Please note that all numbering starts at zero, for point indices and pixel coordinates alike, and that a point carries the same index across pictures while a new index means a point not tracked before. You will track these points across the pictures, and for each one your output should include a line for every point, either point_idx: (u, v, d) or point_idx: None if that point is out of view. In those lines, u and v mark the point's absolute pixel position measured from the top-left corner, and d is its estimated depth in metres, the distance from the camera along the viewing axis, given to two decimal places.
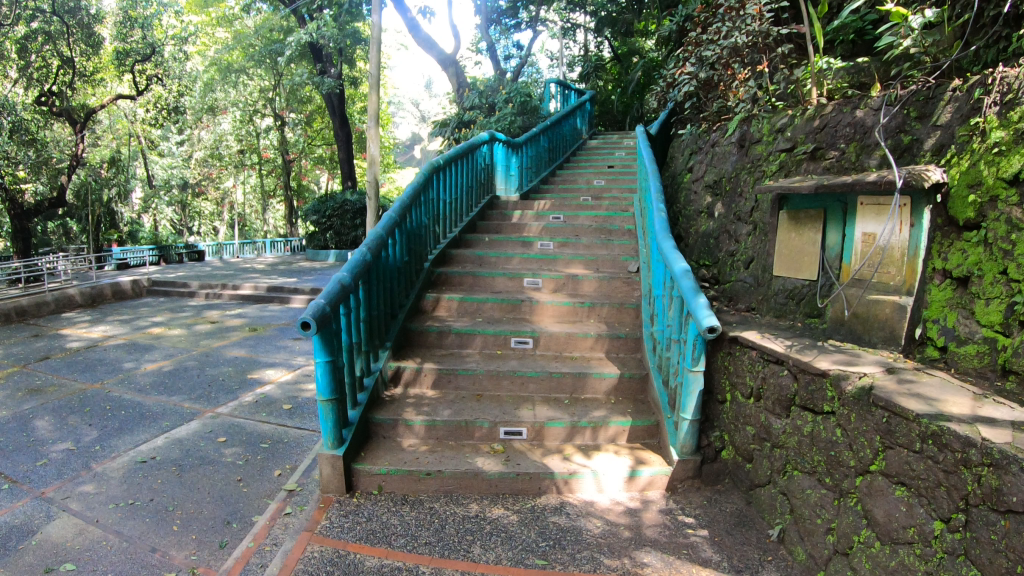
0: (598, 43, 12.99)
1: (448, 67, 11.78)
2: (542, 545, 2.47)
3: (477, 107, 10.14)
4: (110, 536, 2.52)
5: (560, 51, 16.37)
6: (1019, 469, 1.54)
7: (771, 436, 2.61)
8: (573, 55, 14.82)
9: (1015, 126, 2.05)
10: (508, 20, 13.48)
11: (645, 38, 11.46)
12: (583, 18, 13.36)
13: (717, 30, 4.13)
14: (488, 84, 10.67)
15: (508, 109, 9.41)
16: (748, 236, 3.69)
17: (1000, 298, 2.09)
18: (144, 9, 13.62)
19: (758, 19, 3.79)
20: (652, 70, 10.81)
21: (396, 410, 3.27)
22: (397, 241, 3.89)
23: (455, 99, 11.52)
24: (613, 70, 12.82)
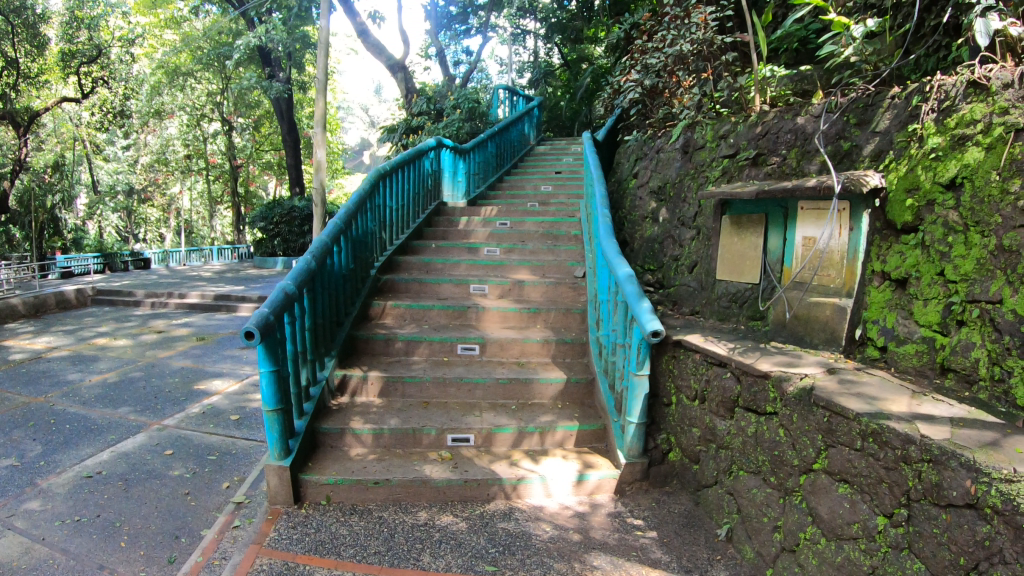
0: (548, 49, 13.05)
1: (397, 73, 11.62)
2: (491, 552, 2.45)
3: (424, 114, 10.07)
4: (57, 555, 2.41)
5: (509, 57, 16.41)
6: (957, 465, 1.59)
7: (716, 438, 2.65)
8: (522, 62, 14.88)
9: (952, 132, 2.13)
10: (458, 26, 13.46)
11: (594, 46, 11.57)
12: (534, 25, 13.41)
13: (662, 38, 4.19)
14: (436, 91, 10.60)
15: (456, 115, 9.39)
16: (692, 240, 3.75)
17: (938, 298, 2.17)
18: (90, 10, 13.27)
19: (702, 28, 3.84)
20: (600, 77, 10.92)
21: (343, 419, 3.22)
22: (343, 248, 3.83)
23: (405, 104, 11.45)
24: (562, 77, 12.89)
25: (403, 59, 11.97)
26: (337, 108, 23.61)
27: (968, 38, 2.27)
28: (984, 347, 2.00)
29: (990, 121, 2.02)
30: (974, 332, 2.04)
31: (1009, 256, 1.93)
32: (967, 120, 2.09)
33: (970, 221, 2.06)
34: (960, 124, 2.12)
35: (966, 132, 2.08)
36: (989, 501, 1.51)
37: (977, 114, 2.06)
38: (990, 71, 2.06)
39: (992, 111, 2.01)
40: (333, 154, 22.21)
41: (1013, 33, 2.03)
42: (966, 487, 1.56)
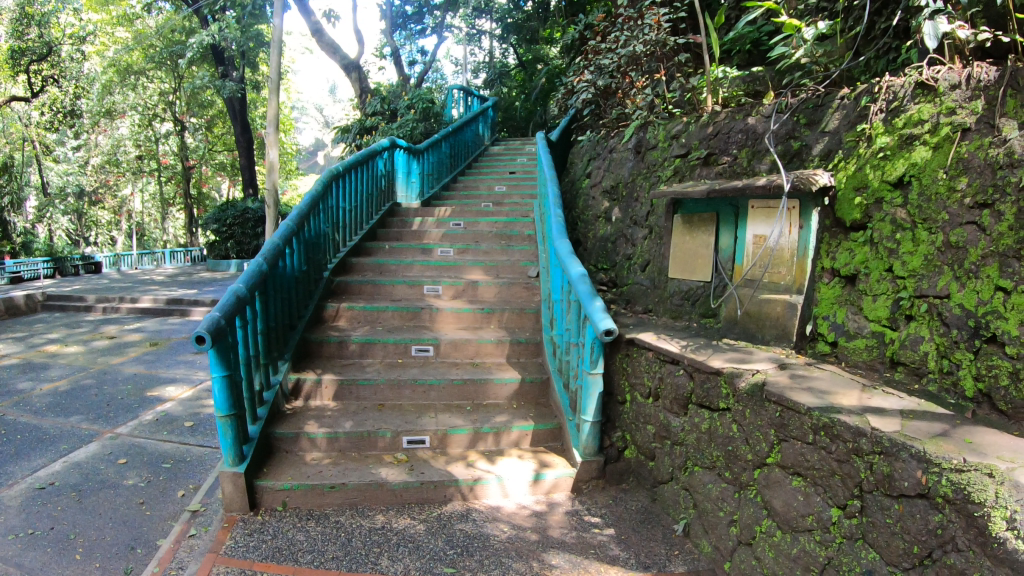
0: (504, 50, 13.08)
1: (352, 72, 11.52)
2: (449, 553, 2.44)
3: (379, 114, 9.99)
4: (9, 569, 2.32)
5: (464, 57, 16.39)
6: (908, 456, 1.63)
7: (670, 434, 2.68)
8: (478, 62, 14.88)
9: (900, 132, 2.20)
10: (413, 26, 13.40)
11: (549, 46, 11.63)
12: (490, 25, 13.42)
13: (616, 39, 4.23)
14: (391, 91, 10.53)
15: (410, 115, 9.35)
16: (644, 239, 3.79)
17: (887, 294, 2.23)
18: (41, 6, 13.02)
19: (656, 30, 3.90)
20: (554, 77, 10.96)
21: (298, 423, 3.17)
22: (295, 250, 3.78)
23: (360, 104, 11.35)
24: (517, 77, 12.91)
25: (357, 59, 11.85)
26: (292, 108, 23.31)
27: (916, 40, 2.34)
28: (932, 340, 2.06)
29: (937, 121, 2.09)
30: (922, 326, 2.10)
31: (957, 251, 2.00)
32: (915, 120, 2.16)
33: (918, 218, 2.13)
34: (908, 124, 2.18)
35: (914, 132, 2.15)
36: (940, 490, 1.55)
37: (925, 114, 2.13)
38: (937, 72, 2.11)
39: (939, 111, 2.08)
40: (287, 155, 21.90)
41: (960, 35, 2.09)
42: (917, 478, 1.60)
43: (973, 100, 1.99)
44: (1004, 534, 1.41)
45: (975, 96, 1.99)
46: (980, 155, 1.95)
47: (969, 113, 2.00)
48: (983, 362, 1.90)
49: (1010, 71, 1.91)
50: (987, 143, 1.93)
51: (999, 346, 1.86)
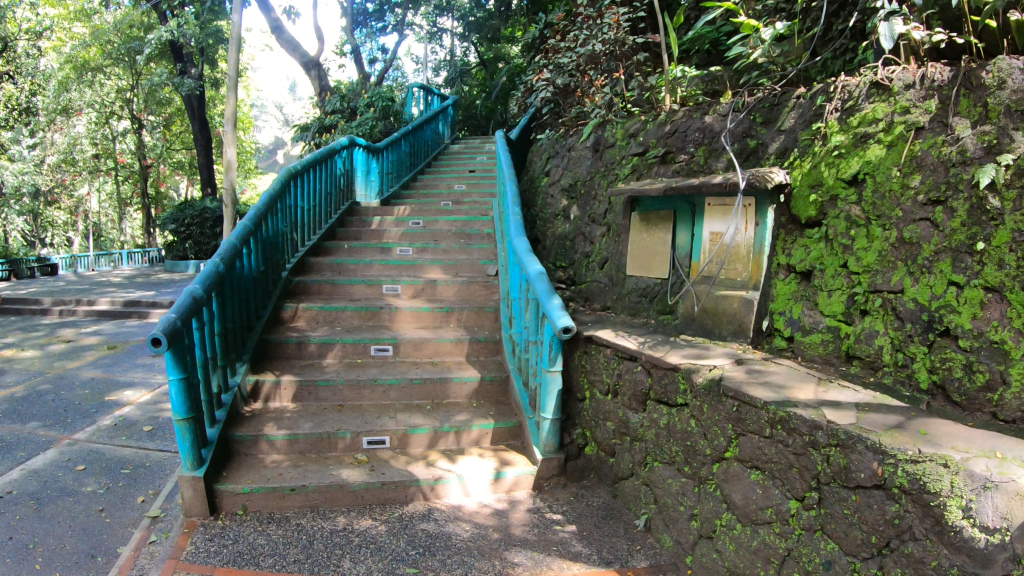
0: (465, 48, 13.06)
1: (312, 70, 11.40)
2: (411, 553, 2.43)
3: (338, 112, 9.90)
4: None
5: (425, 55, 16.32)
6: (864, 448, 1.67)
7: (629, 431, 2.70)
8: (439, 60, 14.82)
9: (855, 130, 2.25)
10: (374, 23, 13.30)
11: (510, 45, 11.63)
12: (451, 23, 13.38)
13: (575, 38, 4.26)
14: (351, 88, 10.44)
15: (370, 113, 9.28)
16: (602, 237, 3.81)
17: (842, 289, 2.28)
18: None
19: (615, 28, 3.95)
20: (514, 76, 10.96)
21: (257, 425, 3.12)
22: (253, 250, 3.72)
23: (319, 102, 11.23)
24: (478, 76, 12.89)
25: (318, 56, 11.72)
26: (251, 105, 22.98)
27: (872, 41, 2.39)
28: (887, 334, 2.11)
29: (891, 120, 2.14)
30: (877, 320, 2.15)
31: (910, 247, 2.06)
32: (869, 119, 2.21)
33: (872, 215, 2.18)
34: (862, 123, 2.23)
35: (868, 130, 2.20)
36: (896, 481, 1.58)
37: (879, 113, 2.18)
38: (892, 72, 2.17)
39: (893, 110, 2.13)
40: (247, 153, 21.56)
41: (915, 36, 2.14)
42: (873, 469, 1.64)
43: (927, 100, 2.05)
44: (961, 522, 1.46)
45: (928, 96, 2.04)
46: (933, 153, 2.00)
47: (922, 112, 2.05)
48: (937, 355, 1.95)
49: (964, 72, 1.96)
50: (940, 141, 1.98)
51: (952, 339, 1.92)
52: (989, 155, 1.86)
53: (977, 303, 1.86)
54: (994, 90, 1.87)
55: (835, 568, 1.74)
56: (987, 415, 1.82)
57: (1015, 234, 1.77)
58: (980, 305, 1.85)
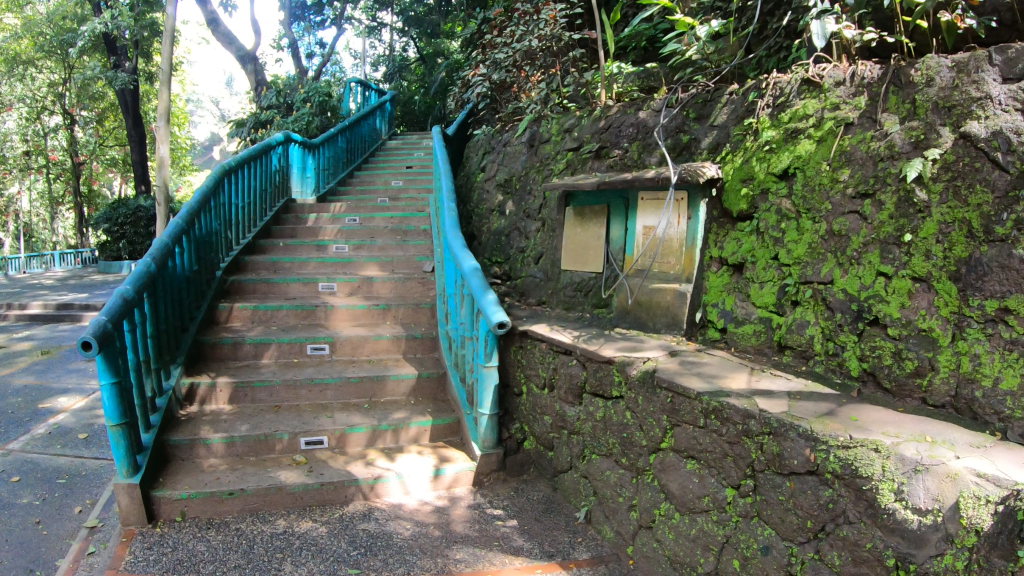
0: (405, 43, 12.96)
1: (248, 64, 11.15)
2: (353, 554, 2.41)
3: (275, 107, 9.72)
4: None
5: (364, 49, 16.11)
6: (796, 435, 1.71)
7: (567, 424, 2.73)
8: (377, 55, 14.66)
9: (785, 126, 2.31)
10: (312, 17, 13.07)
11: (449, 40, 11.56)
12: (390, 18, 13.25)
13: (511, 33, 4.29)
14: (288, 83, 10.26)
15: (307, 109, 9.12)
16: (537, 232, 3.82)
17: (773, 281, 2.34)
18: None
19: (551, 24, 3.98)
20: (453, 72, 10.90)
21: (193, 429, 3.04)
22: (185, 249, 3.62)
23: (256, 96, 10.99)
24: (417, 71, 12.79)
25: (254, 51, 11.46)
26: (186, 100, 22.34)
27: (805, 38, 2.44)
28: (818, 324, 2.17)
29: (821, 116, 2.20)
30: (808, 311, 2.21)
31: (839, 239, 2.12)
32: (800, 115, 2.27)
33: (802, 208, 2.24)
34: (793, 119, 2.29)
35: (799, 126, 2.26)
36: (829, 466, 1.63)
37: (810, 109, 2.24)
38: (823, 69, 2.24)
39: (824, 106, 2.20)
40: (183, 150, 20.99)
41: (847, 35, 2.19)
42: (805, 456, 1.69)
43: (857, 97, 2.11)
44: (893, 505, 1.51)
45: (858, 92, 2.11)
46: (862, 148, 2.07)
47: (852, 108, 2.12)
48: (867, 343, 2.01)
49: (893, 70, 2.03)
50: (869, 137, 2.05)
51: (881, 328, 1.99)
52: (916, 150, 1.93)
53: (905, 293, 1.93)
54: (923, 87, 1.94)
55: (772, 553, 1.79)
56: (917, 400, 1.88)
57: (943, 226, 1.85)
58: (908, 294, 1.92)
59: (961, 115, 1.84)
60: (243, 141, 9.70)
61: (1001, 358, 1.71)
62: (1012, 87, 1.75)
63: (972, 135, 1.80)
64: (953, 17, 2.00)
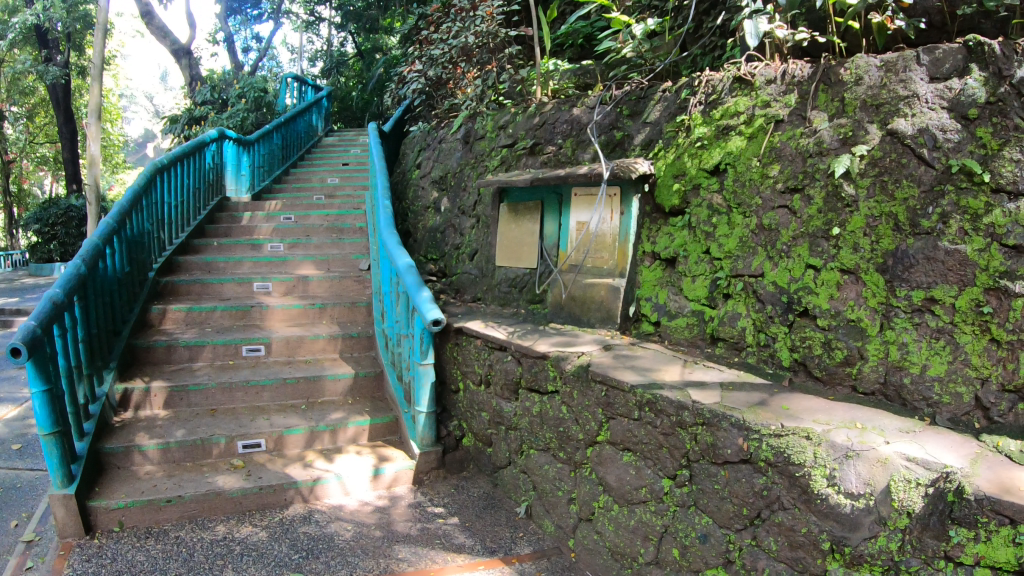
0: (344, 39, 12.81)
1: (183, 58, 10.88)
2: (294, 558, 2.37)
3: (210, 103, 9.51)
4: None
5: (301, 44, 15.85)
6: (729, 425, 1.75)
7: (504, 420, 2.74)
8: (315, 49, 14.43)
9: (717, 123, 2.36)
10: (249, 10, 12.82)
11: (387, 35, 11.47)
12: (328, 12, 13.07)
13: (448, 30, 4.28)
14: (223, 78, 10.03)
15: (242, 105, 8.93)
16: (471, 229, 3.82)
17: (705, 274, 2.38)
18: None
19: (487, 21, 3.99)
20: (391, 68, 10.80)
21: (128, 435, 2.95)
22: (116, 250, 3.51)
23: (191, 92, 10.71)
24: (355, 67, 12.65)
25: (190, 45, 11.18)
26: (118, 95, 21.66)
27: (739, 37, 2.49)
28: (749, 316, 2.22)
29: (752, 113, 2.25)
30: (739, 303, 2.25)
31: (769, 233, 2.17)
32: (732, 112, 2.32)
33: (733, 203, 2.29)
34: (725, 116, 2.34)
35: (731, 122, 2.31)
36: (762, 454, 1.67)
37: (741, 106, 2.29)
38: (755, 68, 2.30)
39: (755, 104, 2.25)
40: (117, 149, 20.38)
41: (779, 34, 2.24)
42: (738, 445, 1.72)
43: (787, 95, 2.17)
44: (826, 490, 1.55)
45: (788, 90, 2.17)
46: (792, 144, 2.12)
47: (782, 106, 2.17)
48: (798, 334, 2.07)
49: (823, 69, 2.09)
50: (799, 133, 2.10)
51: (810, 319, 2.04)
52: (844, 146, 1.99)
53: (834, 285, 1.98)
54: (852, 86, 2.00)
55: (710, 541, 1.82)
56: (847, 388, 1.94)
57: (870, 219, 1.92)
58: (837, 286, 1.98)
59: (889, 113, 1.91)
60: (177, 138, 9.45)
61: (927, 346, 1.79)
62: (938, 87, 1.83)
63: (899, 132, 1.87)
64: (884, 18, 2.07)
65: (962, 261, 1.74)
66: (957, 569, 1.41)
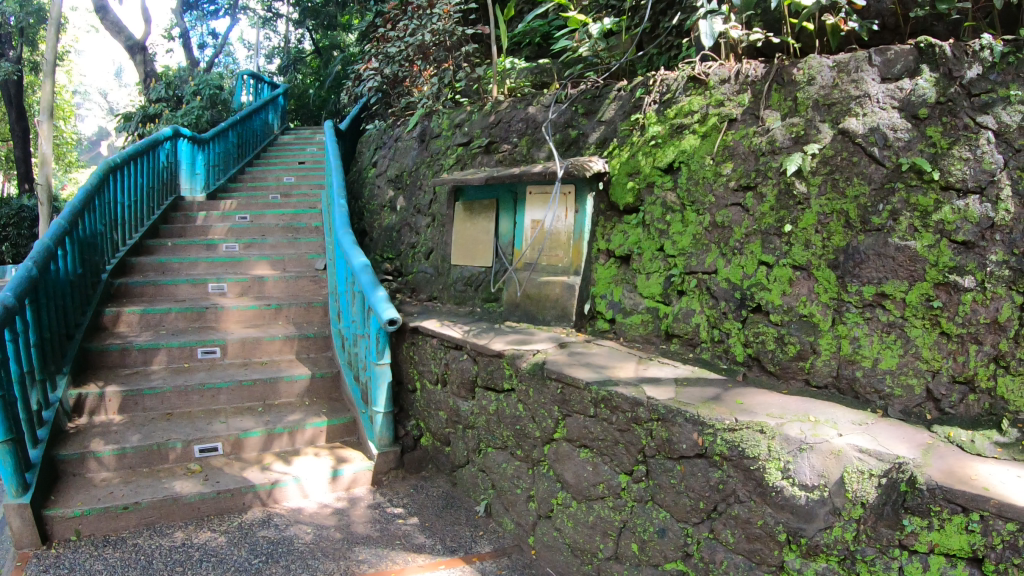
0: (301, 36, 12.67)
1: (137, 55, 10.66)
2: (254, 562, 2.34)
3: (165, 100, 9.34)
4: None
5: (258, 40, 15.64)
6: (684, 420, 1.77)
7: (461, 419, 2.74)
8: (271, 46, 14.25)
9: (671, 121, 2.39)
10: (205, 5, 12.61)
11: (346, 33, 11.39)
12: (286, 8, 12.92)
13: (404, 27, 4.27)
14: (178, 75, 9.85)
15: (197, 102, 8.78)
16: (427, 228, 3.81)
17: (659, 271, 2.41)
18: None
19: (444, 19, 3.99)
20: (349, 65, 10.72)
21: (82, 442, 2.88)
22: (67, 252, 3.43)
23: (145, 89, 10.49)
24: (312, 64, 12.51)
25: (144, 41, 10.96)
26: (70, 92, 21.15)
27: (695, 37, 2.51)
28: (703, 312, 2.25)
29: (706, 112, 2.28)
30: (693, 300, 2.28)
31: (722, 230, 2.20)
32: (686, 111, 2.35)
33: (687, 201, 2.32)
34: (678, 115, 2.37)
35: (684, 121, 2.34)
36: (716, 449, 1.69)
37: (695, 105, 2.32)
38: (709, 68, 2.33)
39: (709, 103, 2.28)
40: (70, 148, 19.90)
41: (734, 35, 2.27)
42: (693, 440, 1.74)
43: (741, 94, 2.20)
44: (780, 483, 1.58)
45: (741, 90, 2.20)
46: (744, 143, 2.15)
47: (736, 105, 2.21)
48: (751, 329, 2.10)
49: (777, 69, 2.12)
50: (751, 132, 2.14)
51: (763, 315, 2.08)
52: (796, 145, 2.03)
53: (786, 281, 2.02)
54: (804, 86, 2.03)
55: (668, 535, 1.84)
56: (800, 382, 1.98)
57: (821, 217, 1.95)
58: (789, 282, 2.01)
59: (840, 113, 1.94)
60: (131, 136, 9.25)
61: (879, 340, 1.83)
62: (889, 87, 1.87)
63: (850, 130, 1.91)
64: (837, 20, 2.10)
65: (913, 257, 1.79)
66: (912, 557, 1.45)
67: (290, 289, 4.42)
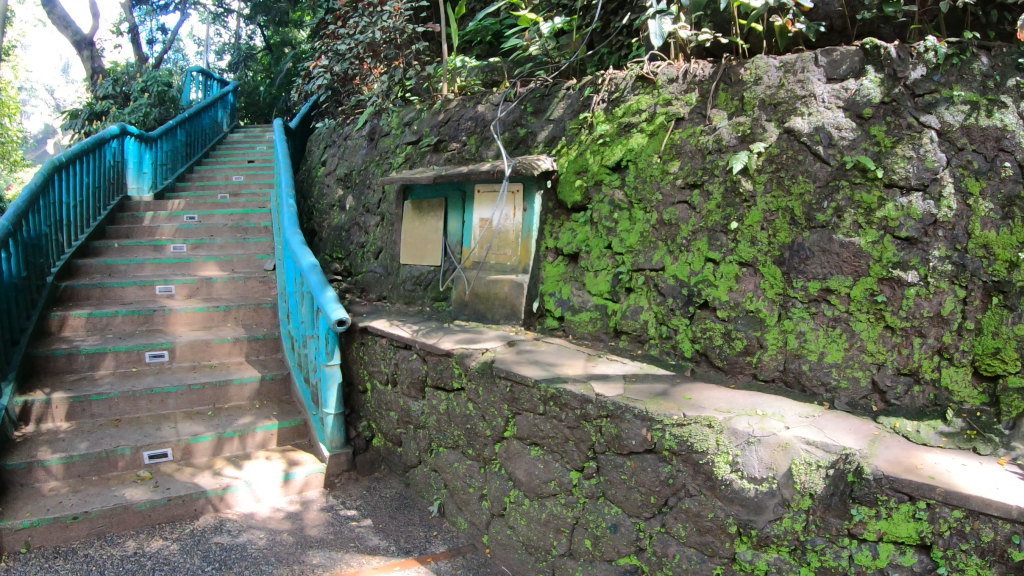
0: (252, 32, 12.45)
1: (83, 50, 10.37)
2: (208, 570, 2.31)
3: (111, 97, 9.09)
4: None
5: (208, 36, 15.32)
6: (632, 416, 1.79)
7: (412, 419, 2.73)
8: (222, 42, 13.98)
9: (619, 120, 2.42)
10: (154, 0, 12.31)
11: (297, 29, 11.22)
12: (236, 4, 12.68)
13: (355, 24, 4.24)
14: (125, 72, 9.61)
15: (144, 99, 8.58)
16: (376, 227, 3.79)
17: (607, 269, 2.44)
18: None
19: (395, 17, 3.97)
20: (301, 62, 10.57)
21: (29, 451, 2.79)
22: (10, 254, 3.32)
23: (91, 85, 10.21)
24: (262, 60, 12.31)
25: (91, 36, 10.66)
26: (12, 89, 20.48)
27: (645, 37, 2.54)
28: (651, 309, 2.27)
29: (654, 111, 2.31)
30: (641, 297, 2.31)
31: (669, 228, 2.24)
32: (634, 110, 2.38)
33: (634, 199, 2.34)
34: (626, 113, 2.40)
35: (632, 120, 2.37)
36: (665, 444, 1.72)
37: (643, 104, 2.35)
38: (657, 67, 2.36)
39: (657, 102, 2.31)
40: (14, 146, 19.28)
41: (683, 35, 2.31)
42: (642, 435, 1.77)
43: (688, 93, 2.24)
44: (729, 476, 1.61)
45: (689, 90, 2.24)
46: (691, 142, 2.18)
47: (683, 104, 2.24)
48: (699, 325, 2.13)
49: (724, 69, 2.16)
50: (698, 131, 2.17)
51: (710, 311, 2.11)
52: (742, 144, 2.06)
53: (733, 277, 2.06)
54: (751, 85, 2.07)
55: (620, 530, 1.86)
56: (747, 376, 2.02)
57: (767, 214, 1.99)
58: (736, 278, 2.05)
59: (785, 112, 1.98)
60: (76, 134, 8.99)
61: (824, 334, 1.88)
62: (835, 87, 1.92)
63: (795, 129, 1.94)
64: (785, 21, 2.14)
65: (856, 253, 1.84)
66: (861, 545, 1.49)
67: (239, 291, 4.39)
